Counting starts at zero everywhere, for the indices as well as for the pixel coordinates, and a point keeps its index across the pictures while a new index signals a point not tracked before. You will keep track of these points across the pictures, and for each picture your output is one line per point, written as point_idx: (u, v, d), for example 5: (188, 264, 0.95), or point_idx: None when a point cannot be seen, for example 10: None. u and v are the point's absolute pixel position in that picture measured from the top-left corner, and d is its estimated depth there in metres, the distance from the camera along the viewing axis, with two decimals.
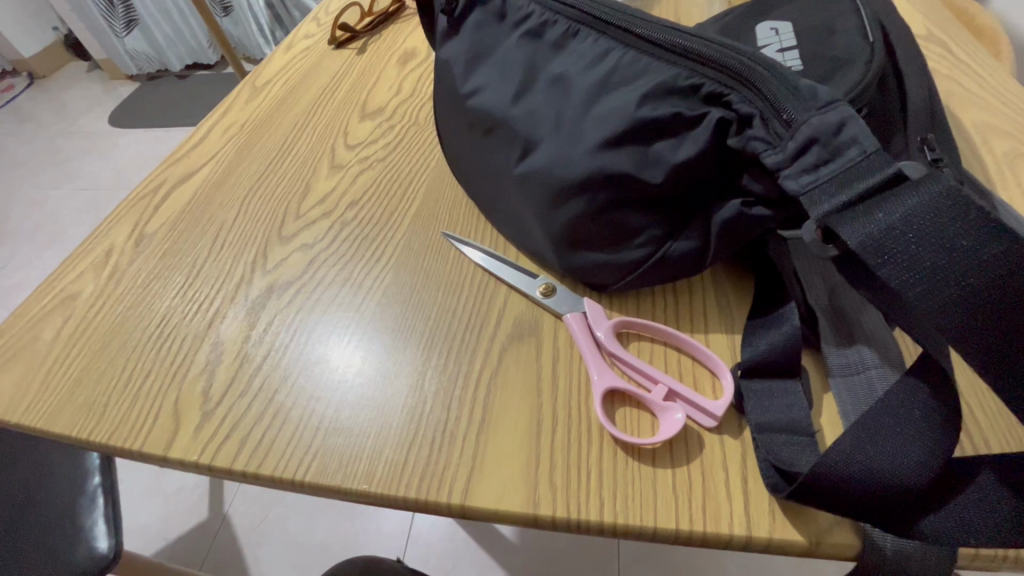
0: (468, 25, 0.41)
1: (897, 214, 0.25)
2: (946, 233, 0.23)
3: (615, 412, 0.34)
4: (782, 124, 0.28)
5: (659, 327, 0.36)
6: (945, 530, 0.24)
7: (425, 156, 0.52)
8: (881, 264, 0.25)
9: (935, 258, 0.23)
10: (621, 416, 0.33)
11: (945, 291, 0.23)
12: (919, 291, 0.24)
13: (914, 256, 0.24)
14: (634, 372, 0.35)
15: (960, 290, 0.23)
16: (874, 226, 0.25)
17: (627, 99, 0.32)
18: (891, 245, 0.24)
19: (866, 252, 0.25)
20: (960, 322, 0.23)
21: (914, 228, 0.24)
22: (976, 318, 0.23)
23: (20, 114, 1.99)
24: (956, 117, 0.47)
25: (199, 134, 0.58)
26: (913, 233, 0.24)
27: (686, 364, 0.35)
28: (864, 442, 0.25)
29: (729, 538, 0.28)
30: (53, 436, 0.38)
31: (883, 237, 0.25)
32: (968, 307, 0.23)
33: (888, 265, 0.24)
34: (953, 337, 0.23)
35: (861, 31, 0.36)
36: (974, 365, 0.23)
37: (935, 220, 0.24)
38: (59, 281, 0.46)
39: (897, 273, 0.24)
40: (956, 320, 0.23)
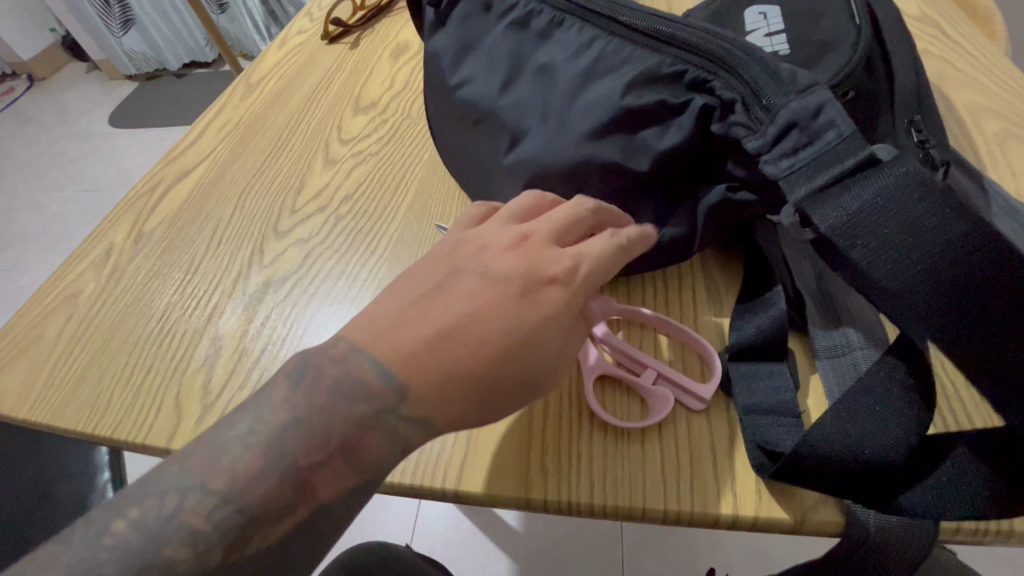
0: (455, 17, 0.41)
1: (866, 196, 0.25)
2: (912, 213, 0.24)
3: (605, 397, 0.34)
4: (762, 109, 0.28)
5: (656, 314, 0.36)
6: (923, 504, 0.24)
7: (417, 149, 0.53)
8: (851, 246, 0.25)
9: (901, 239, 0.24)
10: (610, 401, 0.34)
11: (910, 271, 0.23)
12: (886, 271, 0.24)
13: (882, 237, 0.24)
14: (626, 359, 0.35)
15: (926, 268, 0.23)
16: (844, 208, 0.25)
17: (612, 88, 0.33)
18: (861, 227, 0.25)
19: (837, 234, 0.25)
20: (927, 302, 0.23)
21: (882, 210, 0.24)
22: (940, 295, 0.23)
23: (21, 117, 2.00)
24: (948, 97, 0.47)
25: (194, 132, 0.58)
26: (881, 214, 0.24)
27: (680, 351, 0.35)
28: (846, 419, 0.25)
29: (716, 517, 0.29)
30: (59, 431, 0.39)
31: (853, 220, 0.25)
32: (932, 286, 0.23)
33: (858, 247, 0.25)
34: (920, 315, 0.24)
35: (848, 13, 0.36)
36: (939, 341, 0.23)
37: (902, 200, 0.24)
38: (62, 280, 0.47)
39: (867, 254, 0.24)
40: (922, 298, 0.23)
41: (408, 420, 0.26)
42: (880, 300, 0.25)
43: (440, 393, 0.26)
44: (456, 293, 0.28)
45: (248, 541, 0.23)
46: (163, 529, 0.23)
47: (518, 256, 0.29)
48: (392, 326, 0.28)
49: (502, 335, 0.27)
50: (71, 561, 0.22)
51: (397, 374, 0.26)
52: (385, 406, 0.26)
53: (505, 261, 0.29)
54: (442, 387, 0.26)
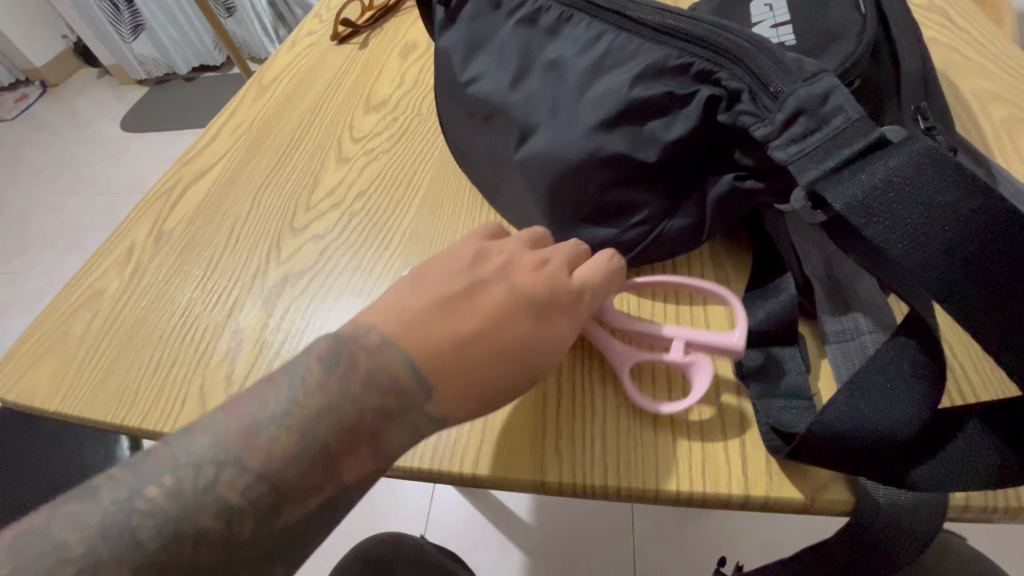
0: (464, 16, 0.42)
1: (880, 174, 0.25)
2: (928, 190, 0.24)
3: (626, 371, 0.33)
4: (769, 97, 0.29)
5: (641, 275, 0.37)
6: (938, 478, 0.25)
7: (427, 146, 0.54)
8: (867, 224, 0.25)
9: (915, 216, 0.24)
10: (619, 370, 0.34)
11: (926, 246, 0.24)
12: (903, 246, 0.24)
13: (897, 214, 0.24)
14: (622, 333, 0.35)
15: (942, 242, 0.24)
16: (859, 187, 0.25)
17: (620, 81, 0.33)
18: (877, 204, 0.25)
19: (853, 212, 0.25)
20: (942, 275, 0.24)
21: (898, 187, 0.25)
22: (956, 268, 0.23)
23: (36, 122, 2.04)
24: (956, 84, 0.47)
25: (209, 134, 0.60)
26: (897, 191, 0.25)
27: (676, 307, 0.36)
28: (858, 399, 0.26)
29: (727, 498, 0.29)
30: (89, 422, 0.40)
31: (869, 197, 0.25)
32: (948, 259, 0.23)
33: (875, 225, 0.25)
34: (936, 289, 0.24)
35: (853, 3, 0.37)
36: (953, 312, 0.24)
37: (916, 177, 0.24)
38: (87, 278, 0.49)
39: (883, 231, 0.25)
40: (938, 272, 0.24)
41: (432, 418, 0.28)
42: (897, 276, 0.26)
43: (465, 395, 0.28)
44: (478, 302, 0.30)
45: (278, 515, 0.24)
46: (199, 499, 0.23)
47: (540, 275, 0.31)
48: (423, 325, 0.29)
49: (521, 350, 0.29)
50: (111, 525, 0.22)
51: (424, 371, 0.27)
52: (413, 402, 0.27)
53: (528, 278, 0.31)
54: (466, 389, 0.28)
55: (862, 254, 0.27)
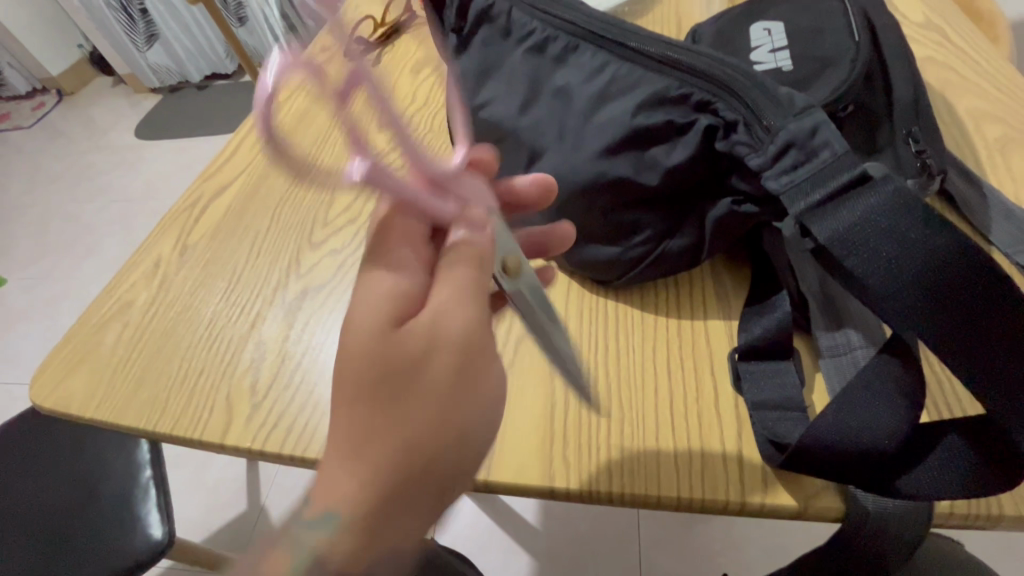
0: (476, 43, 0.44)
1: (860, 210, 0.27)
2: (902, 227, 0.26)
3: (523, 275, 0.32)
4: (763, 130, 0.31)
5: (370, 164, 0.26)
6: (921, 486, 0.26)
7: (439, 163, 0.56)
8: (847, 256, 0.27)
9: (892, 249, 0.26)
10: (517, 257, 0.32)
11: (902, 280, 0.26)
12: (880, 278, 0.26)
13: (875, 248, 0.26)
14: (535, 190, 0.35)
15: (915, 277, 0.25)
16: (842, 221, 0.27)
17: (624, 109, 0.35)
18: (856, 239, 0.27)
19: (835, 245, 0.27)
20: (915, 306, 0.25)
21: (875, 223, 0.26)
22: (927, 301, 0.25)
23: (53, 130, 2.09)
24: (951, 103, 0.48)
25: (230, 150, 0.62)
26: (874, 227, 0.26)
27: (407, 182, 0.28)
28: (846, 413, 0.27)
29: (725, 503, 0.31)
30: (122, 428, 0.43)
31: (850, 231, 0.27)
32: (920, 292, 0.25)
33: (854, 258, 0.27)
34: (910, 319, 0.26)
35: (847, 32, 0.38)
36: (926, 340, 0.26)
37: (892, 215, 0.26)
38: (116, 291, 0.51)
39: (862, 264, 0.26)
40: (911, 303, 0.25)
41: (309, 524, 0.26)
42: (875, 306, 0.26)
43: (339, 487, 0.26)
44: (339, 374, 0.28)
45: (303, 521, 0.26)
46: None
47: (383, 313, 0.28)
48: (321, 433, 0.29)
49: (379, 428, 0.26)
50: None
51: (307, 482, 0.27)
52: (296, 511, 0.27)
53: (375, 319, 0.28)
54: (338, 482, 0.26)
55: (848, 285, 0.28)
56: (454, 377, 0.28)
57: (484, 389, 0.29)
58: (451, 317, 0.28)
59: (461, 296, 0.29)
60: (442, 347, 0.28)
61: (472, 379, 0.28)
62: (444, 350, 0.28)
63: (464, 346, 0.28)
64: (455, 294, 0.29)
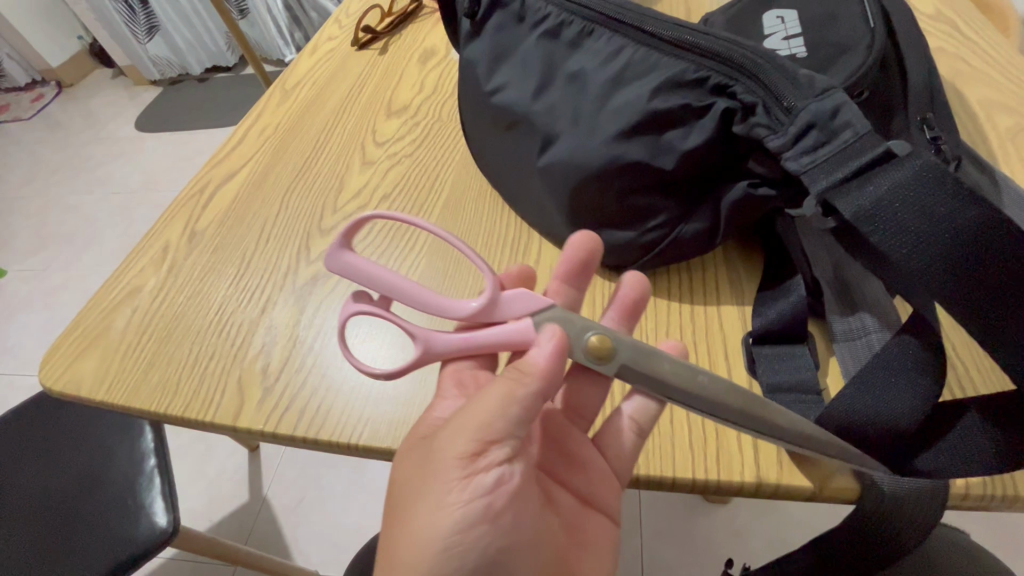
0: (489, 28, 0.44)
1: (886, 185, 0.27)
2: (928, 201, 0.26)
3: (619, 350, 0.31)
4: (783, 111, 0.31)
5: (336, 256, 0.32)
6: (935, 464, 0.27)
7: (449, 151, 0.56)
8: (872, 231, 0.27)
9: (918, 221, 0.26)
10: (601, 333, 0.31)
11: (928, 253, 0.26)
12: (905, 252, 0.26)
13: (900, 223, 0.26)
14: (575, 256, 0.37)
15: (941, 250, 0.26)
16: (867, 197, 0.27)
17: (640, 93, 0.35)
18: (882, 214, 0.27)
19: (860, 220, 0.27)
20: (940, 278, 0.26)
21: (901, 198, 0.27)
22: (953, 273, 0.26)
23: (52, 122, 2.08)
24: (962, 93, 0.48)
25: (237, 137, 0.62)
26: (900, 201, 0.27)
27: (410, 296, 0.33)
28: (862, 391, 0.28)
29: (741, 485, 0.31)
30: (133, 411, 0.43)
31: (875, 207, 0.27)
32: (946, 264, 0.26)
33: (879, 232, 0.27)
34: (936, 289, 0.26)
35: (862, 18, 0.38)
36: (951, 309, 0.26)
37: (919, 189, 0.26)
38: (124, 276, 0.51)
39: (887, 238, 0.27)
40: (936, 275, 0.26)
41: None
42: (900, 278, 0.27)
43: None
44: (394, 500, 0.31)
45: None
46: None
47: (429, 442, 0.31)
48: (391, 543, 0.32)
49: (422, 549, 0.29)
50: None
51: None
52: None
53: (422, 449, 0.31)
54: None
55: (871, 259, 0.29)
56: (461, 499, 0.29)
57: (498, 494, 0.30)
58: (452, 439, 0.29)
59: (501, 405, 0.29)
60: (441, 468, 0.29)
61: (478, 494, 0.29)
62: (444, 469, 0.29)
63: (462, 461, 0.29)
64: (470, 409, 0.29)
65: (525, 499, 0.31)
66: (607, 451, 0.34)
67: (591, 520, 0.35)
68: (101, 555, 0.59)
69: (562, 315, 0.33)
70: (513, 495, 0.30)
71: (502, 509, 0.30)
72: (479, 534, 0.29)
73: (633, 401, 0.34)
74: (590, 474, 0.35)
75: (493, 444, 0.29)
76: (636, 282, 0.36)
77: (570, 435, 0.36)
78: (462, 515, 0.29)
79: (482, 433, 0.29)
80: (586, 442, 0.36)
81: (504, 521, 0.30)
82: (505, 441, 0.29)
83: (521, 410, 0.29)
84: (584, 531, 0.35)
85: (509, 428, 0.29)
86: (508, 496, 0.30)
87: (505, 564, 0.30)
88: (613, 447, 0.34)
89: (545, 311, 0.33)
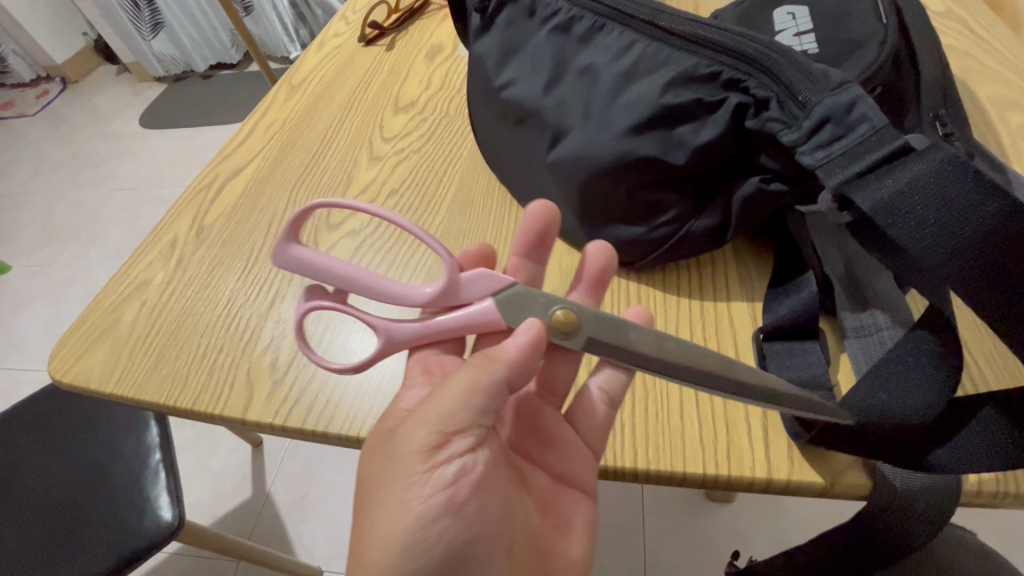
0: (499, 22, 0.44)
1: (905, 179, 0.27)
2: (948, 194, 0.26)
3: (584, 324, 0.32)
4: (797, 105, 0.31)
5: (283, 250, 0.32)
6: (951, 459, 0.27)
7: (456, 147, 0.56)
8: (891, 225, 0.27)
9: (939, 217, 0.26)
10: (565, 309, 0.32)
11: (947, 247, 0.26)
12: (925, 245, 0.26)
13: (920, 216, 0.26)
14: (532, 227, 0.37)
15: (961, 242, 0.26)
16: (886, 191, 0.27)
17: (652, 88, 0.35)
18: (901, 208, 0.27)
19: (879, 214, 0.27)
20: (959, 271, 0.26)
21: (920, 191, 0.26)
22: (973, 266, 0.26)
23: (57, 118, 2.08)
24: (973, 90, 0.48)
25: (244, 132, 0.62)
26: (919, 194, 0.26)
27: (359, 287, 0.33)
28: (878, 385, 0.28)
29: (752, 481, 0.31)
30: (142, 404, 0.43)
31: (894, 200, 0.27)
32: (966, 257, 0.26)
33: (898, 226, 0.27)
34: (956, 283, 0.26)
35: (874, 14, 0.38)
36: (971, 303, 0.26)
37: (938, 182, 0.26)
38: (132, 270, 0.51)
39: (907, 232, 0.26)
40: (956, 268, 0.26)
41: None
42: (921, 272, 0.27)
43: None
44: (361, 494, 0.32)
45: None
46: None
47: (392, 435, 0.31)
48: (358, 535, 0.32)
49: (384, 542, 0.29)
50: None
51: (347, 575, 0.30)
52: None
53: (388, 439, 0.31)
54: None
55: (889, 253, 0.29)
56: (422, 492, 0.29)
57: (462, 485, 0.30)
58: (413, 432, 0.30)
59: (463, 395, 0.29)
60: (401, 464, 0.29)
61: (439, 488, 0.29)
62: (405, 464, 0.29)
63: (423, 454, 0.29)
64: (432, 402, 0.30)
65: (494, 489, 0.31)
66: (579, 424, 0.35)
67: (568, 499, 0.35)
68: (107, 548, 0.59)
69: (522, 292, 0.33)
70: (478, 484, 0.30)
71: (466, 501, 0.30)
72: (443, 529, 0.29)
73: (601, 373, 0.35)
74: (563, 454, 0.35)
75: (454, 436, 0.30)
76: (601, 253, 0.36)
77: (542, 414, 0.36)
78: (423, 511, 0.29)
79: (443, 424, 0.29)
80: (558, 421, 0.36)
81: (468, 512, 0.30)
82: (466, 431, 0.30)
83: (484, 398, 0.30)
84: (560, 510, 0.35)
85: (471, 417, 0.30)
86: (472, 487, 0.30)
87: (474, 557, 0.30)
88: (584, 423, 0.35)
89: (505, 290, 0.33)
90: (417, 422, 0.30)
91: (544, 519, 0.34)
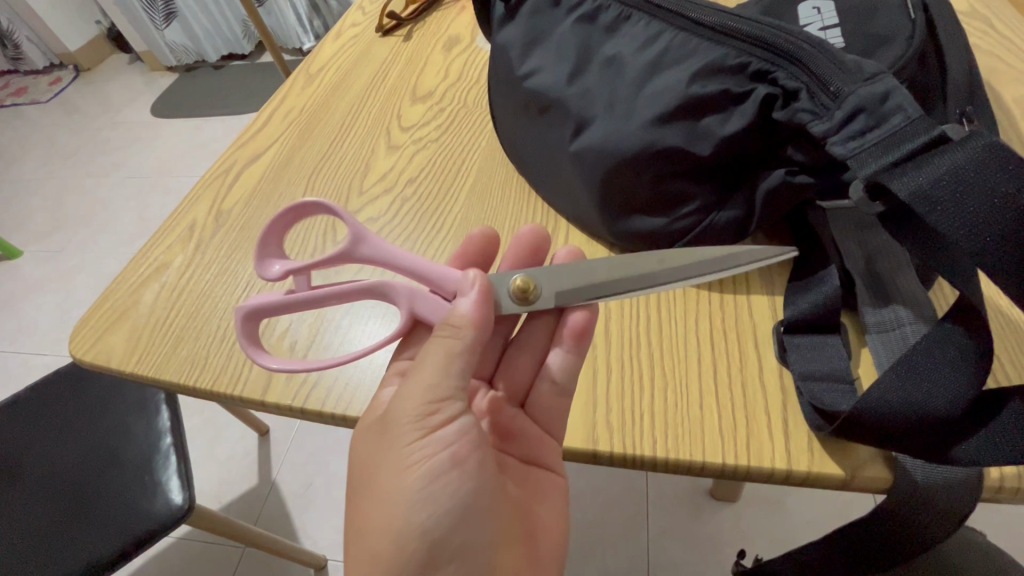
0: (524, 11, 0.44)
1: (945, 166, 0.27)
2: (989, 181, 0.26)
3: (542, 289, 0.35)
4: (829, 96, 0.31)
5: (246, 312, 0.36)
6: (983, 450, 0.27)
7: (474, 137, 0.56)
8: (930, 212, 0.27)
9: (979, 205, 0.26)
10: (524, 274, 0.36)
11: (988, 234, 0.25)
12: (966, 232, 0.26)
13: (960, 203, 0.26)
14: (521, 250, 0.40)
15: (1006, 229, 0.25)
16: (924, 178, 0.27)
17: (679, 78, 0.35)
18: (941, 195, 0.26)
19: (917, 201, 0.27)
20: (1002, 259, 0.25)
21: (961, 178, 0.26)
22: (1015, 253, 0.25)
23: (69, 106, 2.09)
24: (998, 91, 0.48)
25: (263, 119, 0.62)
26: (960, 182, 0.26)
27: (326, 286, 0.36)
28: (914, 374, 0.28)
29: (772, 472, 0.32)
30: (162, 384, 0.43)
31: (933, 187, 0.27)
32: (1010, 244, 0.25)
33: (937, 212, 0.26)
34: (999, 270, 0.26)
35: (902, 9, 0.38)
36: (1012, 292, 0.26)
37: (980, 170, 0.26)
38: (152, 253, 0.51)
39: (945, 218, 0.26)
40: (997, 255, 0.25)
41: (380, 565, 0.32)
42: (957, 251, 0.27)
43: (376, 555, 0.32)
44: (361, 468, 0.34)
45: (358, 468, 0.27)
46: None
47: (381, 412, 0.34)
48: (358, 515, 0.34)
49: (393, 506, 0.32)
50: None
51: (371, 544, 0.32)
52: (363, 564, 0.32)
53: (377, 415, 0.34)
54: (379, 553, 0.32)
55: (924, 239, 0.29)
56: (422, 454, 0.32)
57: (457, 447, 0.33)
58: (403, 404, 0.32)
59: (444, 363, 0.32)
60: (397, 433, 0.32)
61: (436, 450, 0.32)
62: (399, 432, 0.32)
63: (416, 422, 0.32)
64: (415, 375, 0.32)
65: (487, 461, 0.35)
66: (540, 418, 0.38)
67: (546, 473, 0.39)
68: (119, 530, 0.60)
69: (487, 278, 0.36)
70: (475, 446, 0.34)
71: (466, 458, 0.33)
72: (445, 486, 0.33)
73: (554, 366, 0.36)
74: (527, 441, 0.38)
75: (443, 403, 0.32)
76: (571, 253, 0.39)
77: (503, 411, 0.39)
78: (427, 470, 0.32)
79: (430, 395, 0.32)
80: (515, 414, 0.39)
81: (467, 468, 0.33)
82: (454, 396, 0.33)
83: (462, 362, 0.32)
84: (539, 483, 0.39)
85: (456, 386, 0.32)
86: (468, 448, 0.34)
87: (476, 509, 0.33)
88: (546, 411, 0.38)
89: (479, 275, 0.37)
90: (404, 400, 0.32)
91: (522, 490, 0.38)
